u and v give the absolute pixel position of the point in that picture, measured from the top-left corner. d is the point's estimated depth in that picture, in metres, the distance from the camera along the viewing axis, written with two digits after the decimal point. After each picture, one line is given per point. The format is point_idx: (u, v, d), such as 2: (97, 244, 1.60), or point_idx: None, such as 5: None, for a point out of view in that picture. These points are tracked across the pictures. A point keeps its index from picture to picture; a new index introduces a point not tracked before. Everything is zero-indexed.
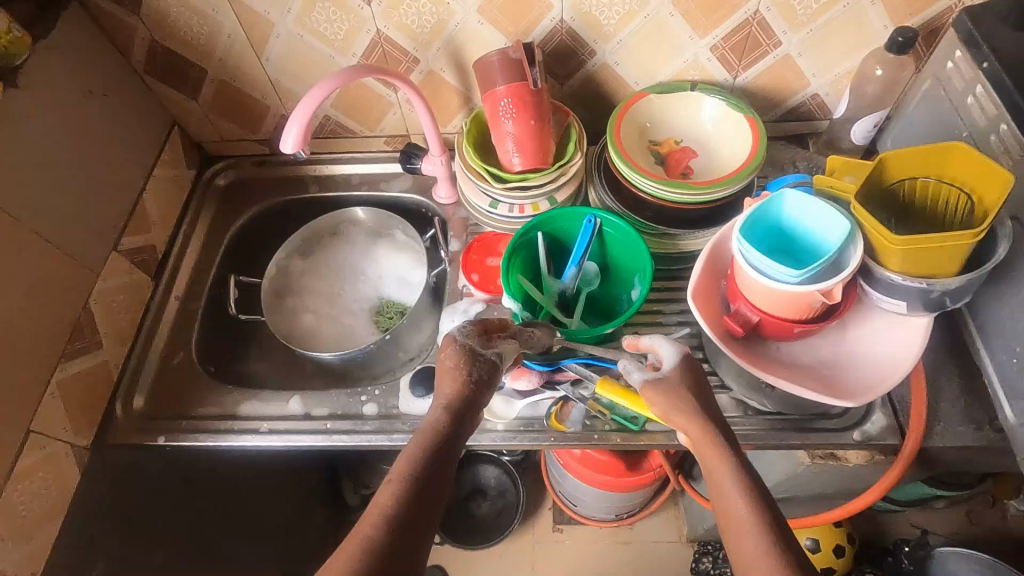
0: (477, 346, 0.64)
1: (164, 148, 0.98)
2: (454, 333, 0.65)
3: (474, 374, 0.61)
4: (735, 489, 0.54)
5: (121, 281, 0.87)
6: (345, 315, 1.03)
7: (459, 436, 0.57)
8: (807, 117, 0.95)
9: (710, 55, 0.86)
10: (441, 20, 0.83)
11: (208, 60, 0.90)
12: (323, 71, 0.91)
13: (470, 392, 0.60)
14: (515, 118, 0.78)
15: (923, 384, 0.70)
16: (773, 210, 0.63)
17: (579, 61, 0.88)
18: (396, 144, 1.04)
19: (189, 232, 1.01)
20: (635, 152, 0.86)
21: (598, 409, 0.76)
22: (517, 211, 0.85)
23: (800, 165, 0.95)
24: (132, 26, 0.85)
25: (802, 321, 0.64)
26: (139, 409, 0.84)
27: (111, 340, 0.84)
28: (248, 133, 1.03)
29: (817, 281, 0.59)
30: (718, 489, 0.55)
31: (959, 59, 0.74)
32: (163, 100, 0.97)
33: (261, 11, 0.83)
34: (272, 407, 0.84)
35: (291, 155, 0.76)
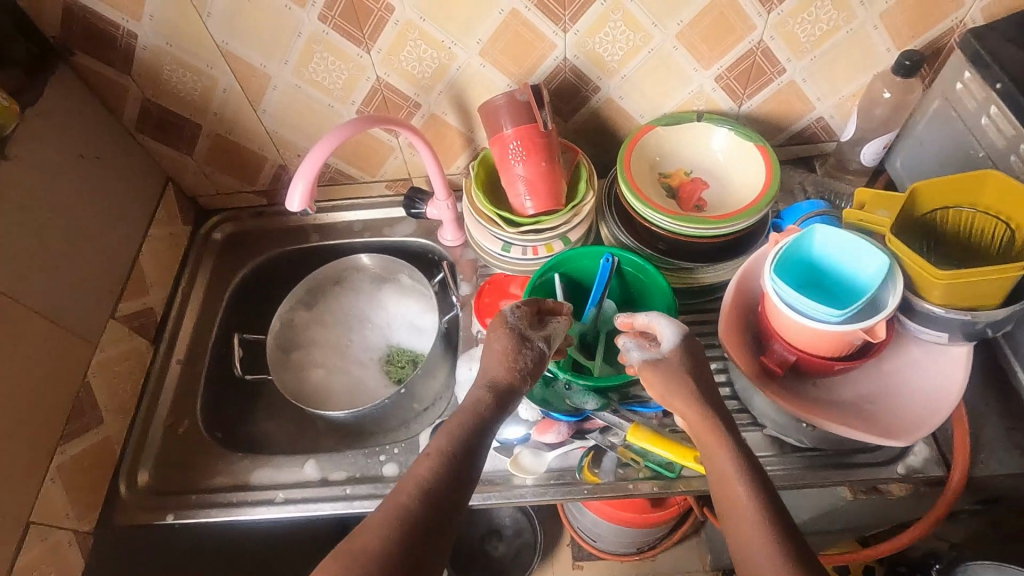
0: (527, 329, 0.66)
1: (159, 206, 0.94)
2: (506, 313, 0.67)
3: (521, 363, 0.64)
4: (742, 482, 0.55)
5: (121, 350, 0.83)
6: (354, 367, 1.00)
7: (489, 430, 0.60)
8: (813, 140, 0.94)
9: (715, 85, 0.85)
10: (443, 65, 0.81)
11: (203, 116, 0.87)
12: (322, 121, 0.88)
13: (494, 396, 0.62)
14: (526, 162, 0.76)
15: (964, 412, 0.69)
16: (803, 246, 0.61)
17: (584, 97, 0.86)
18: (398, 188, 1.02)
19: (187, 290, 0.97)
20: (647, 186, 0.85)
21: (630, 456, 0.73)
22: (531, 254, 0.83)
23: (810, 189, 0.94)
24: (123, 86, 0.82)
25: (840, 358, 0.62)
26: (145, 485, 0.80)
27: (112, 414, 0.80)
28: (245, 185, 1.00)
29: (859, 319, 0.57)
30: (720, 474, 0.57)
31: (969, 80, 0.73)
32: (156, 157, 0.94)
33: (257, 65, 0.80)
34: (286, 473, 0.80)
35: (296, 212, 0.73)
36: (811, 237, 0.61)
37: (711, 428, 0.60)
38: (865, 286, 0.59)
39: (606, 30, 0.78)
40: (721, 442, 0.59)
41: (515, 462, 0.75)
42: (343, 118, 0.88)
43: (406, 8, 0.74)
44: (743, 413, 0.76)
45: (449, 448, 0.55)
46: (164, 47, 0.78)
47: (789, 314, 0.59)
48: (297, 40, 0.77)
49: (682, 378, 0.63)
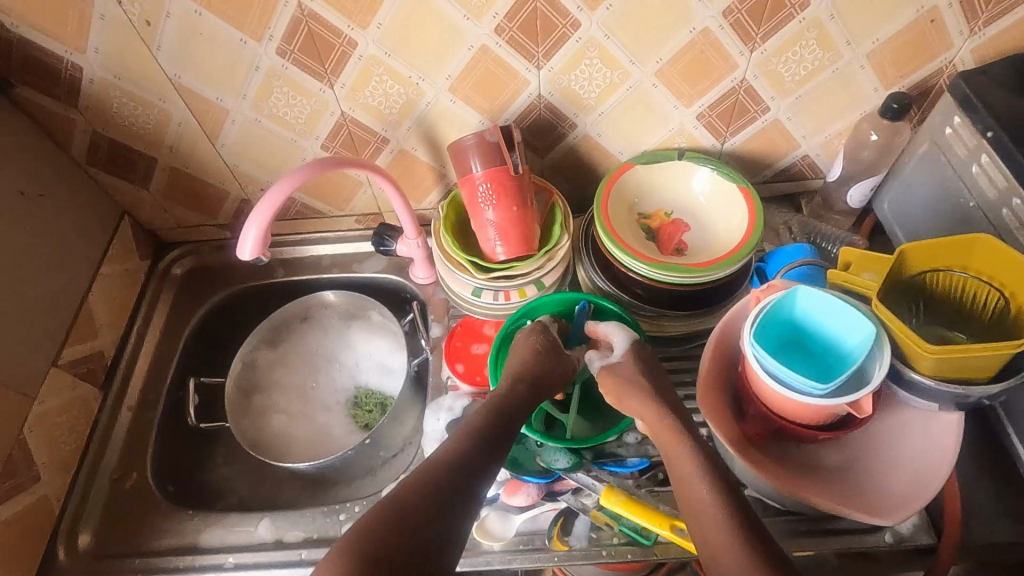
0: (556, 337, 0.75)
1: (113, 242, 0.89)
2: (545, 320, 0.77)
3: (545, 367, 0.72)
4: (700, 479, 0.59)
5: (63, 400, 0.78)
6: (319, 412, 0.95)
7: None
8: (799, 177, 0.91)
9: (696, 122, 0.81)
10: (411, 100, 0.77)
11: (158, 149, 0.83)
12: (285, 155, 0.84)
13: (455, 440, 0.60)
14: (497, 205, 0.72)
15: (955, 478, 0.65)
16: (786, 306, 0.58)
17: (560, 134, 0.83)
18: (368, 223, 0.97)
19: (142, 329, 0.92)
20: (625, 227, 0.81)
21: (604, 520, 0.69)
22: (503, 298, 0.78)
23: (796, 229, 0.91)
24: (70, 118, 0.78)
25: (822, 427, 0.58)
26: (86, 547, 0.75)
27: (52, 471, 0.75)
28: (206, 218, 0.95)
29: (844, 392, 0.53)
30: (681, 476, 0.61)
31: (958, 126, 0.70)
32: (110, 191, 0.89)
33: (214, 99, 0.76)
34: (238, 535, 0.75)
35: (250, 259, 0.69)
36: (795, 297, 0.58)
37: (669, 429, 0.65)
38: (852, 353, 0.56)
39: (581, 68, 0.74)
40: (679, 444, 0.63)
41: (482, 526, 0.70)
42: (307, 152, 0.83)
43: (370, 43, 0.70)
44: None
45: (399, 532, 0.50)
46: (112, 80, 0.73)
47: (769, 385, 0.55)
48: (254, 74, 0.73)
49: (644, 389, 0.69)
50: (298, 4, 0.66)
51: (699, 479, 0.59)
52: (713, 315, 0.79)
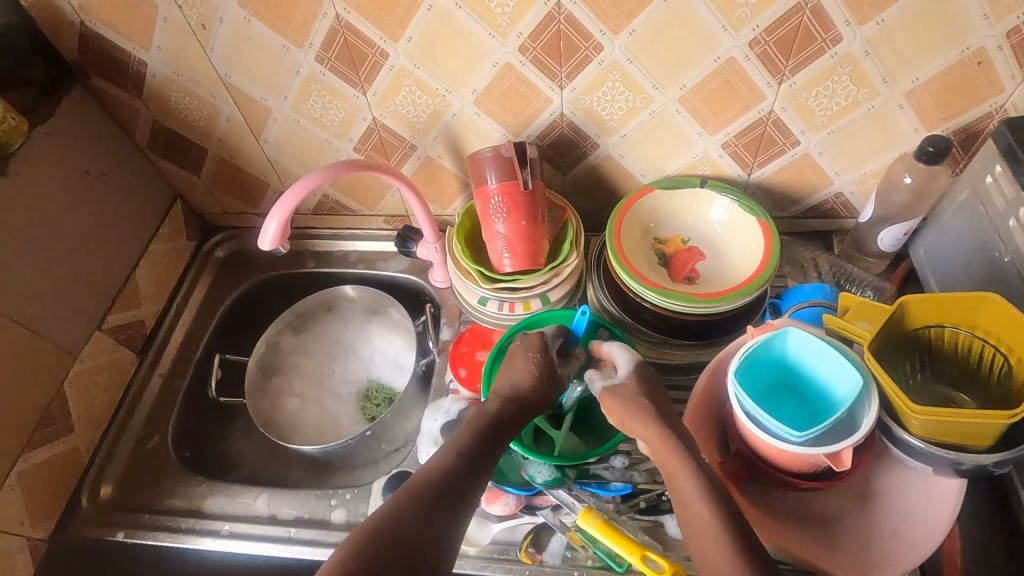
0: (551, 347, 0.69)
1: (164, 222, 0.98)
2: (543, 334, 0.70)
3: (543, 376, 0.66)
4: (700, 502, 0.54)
5: (103, 361, 0.85)
6: (330, 399, 1.00)
7: None
8: (832, 215, 0.87)
9: (721, 151, 0.80)
10: (437, 111, 0.80)
11: (209, 140, 0.90)
12: (320, 154, 0.89)
13: None
14: (506, 218, 0.74)
15: None
16: (775, 346, 0.57)
17: (581, 152, 0.83)
18: (395, 224, 1.02)
19: (181, 304, 0.99)
20: (638, 252, 0.81)
21: (579, 541, 0.68)
22: (507, 309, 0.80)
23: (823, 269, 0.87)
24: (135, 108, 0.86)
25: (806, 475, 0.56)
26: (106, 498, 0.82)
27: (85, 424, 0.82)
28: (249, 207, 1.02)
29: (824, 442, 0.51)
30: (682, 497, 0.56)
31: (998, 175, 0.66)
32: (166, 175, 0.97)
33: (258, 99, 0.82)
34: (237, 505, 0.80)
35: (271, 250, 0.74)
36: (785, 338, 0.56)
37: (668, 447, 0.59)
38: (840, 400, 0.54)
39: (604, 90, 0.75)
40: (681, 464, 0.57)
41: None
42: (341, 153, 0.88)
43: (400, 56, 0.74)
44: None
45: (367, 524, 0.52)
46: (172, 76, 0.80)
47: (748, 426, 0.54)
48: (295, 78, 0.78)
49: (639, 402, 0.62)
50: (336, 16, 0.71)
51: (702, 503, 0.54)
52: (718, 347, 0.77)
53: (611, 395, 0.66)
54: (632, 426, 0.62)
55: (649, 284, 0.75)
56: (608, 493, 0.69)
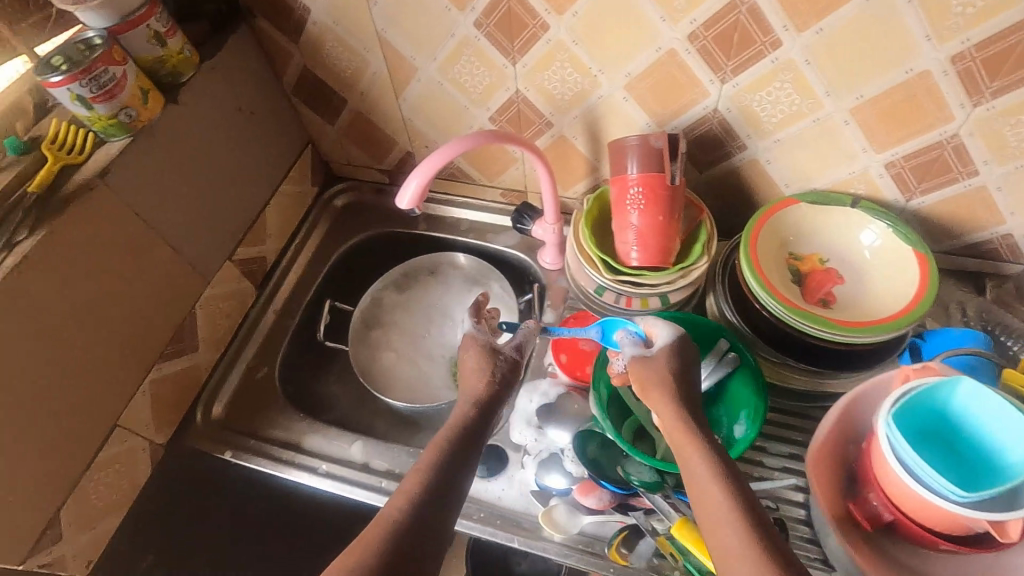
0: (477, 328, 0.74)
1: (294, 165, 1.01)
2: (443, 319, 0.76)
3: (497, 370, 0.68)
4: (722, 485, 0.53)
5: (228, 289, 0.90)
6: (423, 359, 1.01)
7: None
8: (993, 258, 0.79)
9: (883, 170, 0.74)
10: (584, 90, 0.78)
11: (351, 92, 0.92)
12: (455, 119, 0.89)
13: None
14: (640, 209, 0.71)
15: None
16: (940, 396, 0.53)
17: (725, 152, 0.79)
18: (511, 198, 1.01)
19: (299, 246, 1.03)
20: (771, 263, 0.76)
21: (668, 550, 0.66)
22: (623, 303, 0.78)
23: (973, 313, 0.80)
24: (290, 52, 0.88)
25: (949, 539, 0.52)
26: (217, 417, 0.87)
27: (208, 346, 0.88)
28: (374, 162, 1.04)
29: (988, 508, 0.48)
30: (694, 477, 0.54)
31: None
32: (304, 121, 1.01)
33: (408, 57, 0.83)
34: (334, 448, 0.83)
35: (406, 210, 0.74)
36: (953, 389, 0.53)
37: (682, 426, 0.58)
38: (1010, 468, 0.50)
39: (769, 89, 0.70)
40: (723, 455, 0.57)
41: (548, 514, 0.72)
42: (475, 121, 0.88)
43: (561, 29, 0.72)
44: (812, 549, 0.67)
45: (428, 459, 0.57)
46: (331, 25, 0.82)
47: (898, 472, 0.51)
48: (449, 40, 0.78)
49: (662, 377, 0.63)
50: None
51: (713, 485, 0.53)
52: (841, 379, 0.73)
53: None
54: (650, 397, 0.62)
55: (776, 296, 0.71)
56: None
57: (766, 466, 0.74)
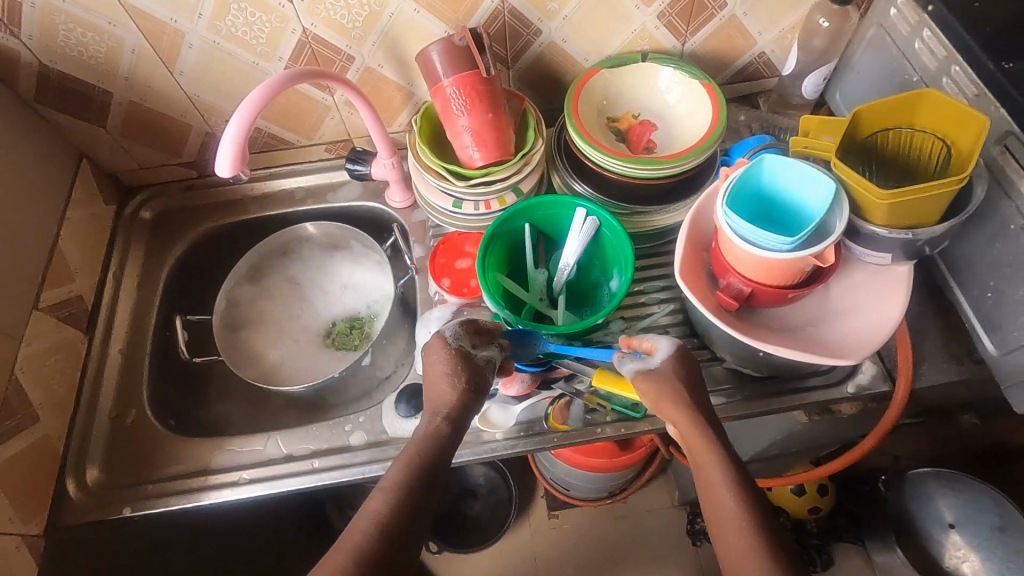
0: (466, 347, 0.65)
1: (75, 185, 0.87)
2: (444, 333, 0.66)
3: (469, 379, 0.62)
4: None
5: (52, 341, 0.78)
6: (309, 315, 0.98)
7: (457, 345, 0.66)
8: (756, 77, 0.95)
9: (657, 23, 0.84)
10: (373, 12, 0.76)
11: (112, 81, 0.80)
12: (246, 81, 0.82)
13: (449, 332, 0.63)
14: (465, 112, 0.73)
15: (907, 345, 0.72)
16: (754, 179, 0.61)
17: (526, 42, 0.83)
18: (338, 151, 0.96)
19: (119, 273, 0.91)
20: (595, 129, 0.83)
21: (596, 401, 0.75)
22: (483, 208, 0.81)
23: (756, 128, 0.95)
24: (14, 51, 0.75)
25: (794, 285, 0.62)
26: (94, 481, 0.76)
27: (51, 411, 0.76)
28: (171, 157, 0.93)
29: (806, 247, 0.58)
30: None
31: (901, 5, 0.73)
32: (65, 131, 0.86)
33: (167, 21, 0.74)
34: (248, 453, 0.78)
35: (227, 162, 0.64)
36: (761, 168, 0.61)
37: None
38: (813, 209, 0.60)
39: None
40: None
41: (484, 417, 0.75)
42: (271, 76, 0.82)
43: None
44: (702, 348, 0.79)
45: None
46: (56, 3, 0.70)
47: (731, 236, 0.60)
48: None
49: None
50: None
51: None
52: (664, 212, 0.81)
53: (656, 377, 0.63)
54: (666, 407, 0.61)
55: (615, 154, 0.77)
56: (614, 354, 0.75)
57: (646, 303, 0.83)
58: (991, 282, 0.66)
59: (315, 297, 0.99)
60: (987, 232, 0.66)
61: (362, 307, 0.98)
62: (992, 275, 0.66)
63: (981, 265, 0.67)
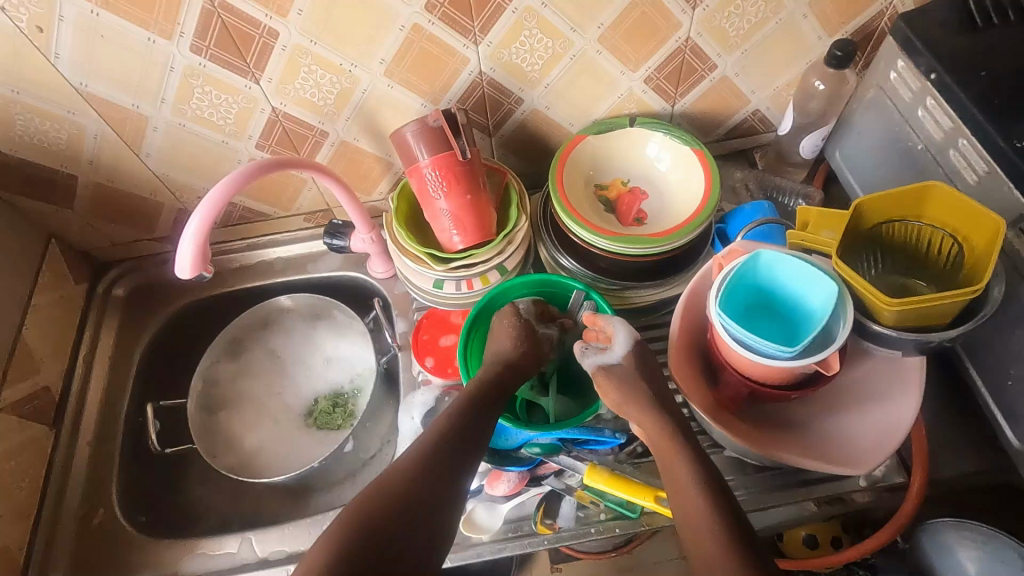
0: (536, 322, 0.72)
1: (43, 269, 0.83)
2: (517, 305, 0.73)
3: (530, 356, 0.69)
4: None
5: (14, 441, 0.74)
6: (289, 391, 0.94)
7: None
8: (751, 133, 0.90)
9: (645, 86, 0.79)
10: (344, 89, 0.72)
11: (77, 165, 0.77)
12: (216, 160, 0.78)
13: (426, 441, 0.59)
14: (443, 194, 0.69)
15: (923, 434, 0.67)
16: (749, 273, 0.57)
17: (507, 110, 0.80)
18: (317, 220, 0.93)
19: (89, 356, 0.87)
20: (582, 200, 0.79)
21: (589, 499, 0.69)
22: (466, 287, 0.75)
23: (753, 187, 0.90)
24: None
25: (796, 387, 0.58)
26: None
27: (10, 518, 0.72)
28: (143, 233, 0.89)
29: (808, 353, 0.53)
30: None
31: (902, 69, 0.69)
32: (31, 213, 0.82)
33: (130, 107, 0.70)
34: (220, 558, 0.73)
35: (187, 261, 0.62)
36: (757, 262, 0.57)
37: None
38: (815, 308, 0.55)
39: (521, 40, 0.71)
40: None
41: (468, 518, 0.70)
42: (242, 154, 0.78)
43: (293, 33, 0.66)
44: (704, 435, 0.74)
45: None
46: (10, 94, 0.67)
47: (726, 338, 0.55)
48: (170, 76, 0.68)
49: None
50: None
51: None
52: (650, 286, 0.76)
53: None
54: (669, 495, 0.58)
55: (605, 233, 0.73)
56: (606, 446, 0.70)
57: None
58: (1011, 372, 0.61)
59: (296, 371, 0.95)
60: (1007, 319, 0.60)
61: (345, 381, 0.94)
62: (1013, 365, 0.61)
63: (1000, 352, 0.62)
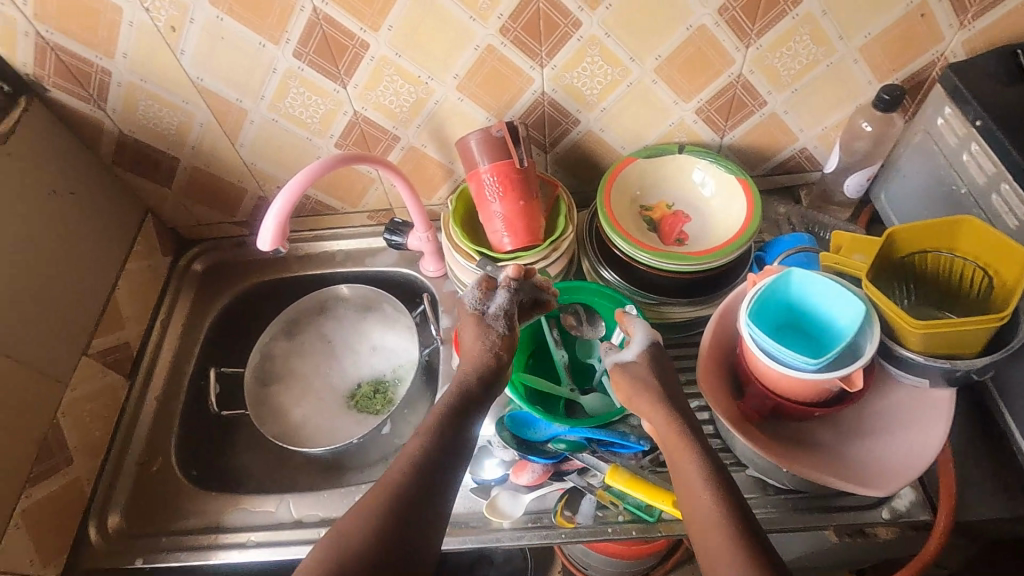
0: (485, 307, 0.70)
1: (138, 239, 0.94)
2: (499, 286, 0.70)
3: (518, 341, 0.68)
4: None
5: (95, 385, 0.83)
6: (336, 374, 1.00)
7: None
8: (797, 169, 0.93)
9: (696, 117, 0.84)
10: (419, 99, 0.81)
11: (181, 149, 0.87)
12: (299, 155, 0.88)
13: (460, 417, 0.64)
14: (499, 198, 0.75)
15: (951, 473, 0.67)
16: (781, 289, 0.60)
17: (564, 129, 0.86)
18: (379, 218, 1.01)
19: (165, 321, 0.96)
20: (626, 218, 0.84)
21: (608, 499, 0.72)
22: None
23: (796, 221, 0.93)
24: (99, 120, 0.83)
25: (819, 405, 0.60)
26: (115, 527, 0.79)
27: (83, 454, 0.80)
28: (226, 216, 0.99)
29: (833, 368, 0.55)
30: None
31: (949, 116, 0.72)
32: (135, 189, 0.93)
33: (233, 101, 0.80)
34: (260, 515, 0.79)
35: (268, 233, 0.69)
36: (788, 280, 0.60)
37: None
38: (842, 327, 0.58)
39: (583, 66, 0.77)
40: None
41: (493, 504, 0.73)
42: (322, 150, 0.87)
43: (381, 46, 0.74)
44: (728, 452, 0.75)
45: None
46: (138, 83, 0.78)
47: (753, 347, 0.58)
48: (272, 76, 0.77)
49: None
50: (314, 8, 0.70)
51: None
52: (686, 304, 0.79)
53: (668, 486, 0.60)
54: None
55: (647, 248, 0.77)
56: (629, 450, 0.72)
57: None
58: None
59: (343, 355, 1.02)
60: None
61: (387, 370, 1.00)
62: None
63: None
